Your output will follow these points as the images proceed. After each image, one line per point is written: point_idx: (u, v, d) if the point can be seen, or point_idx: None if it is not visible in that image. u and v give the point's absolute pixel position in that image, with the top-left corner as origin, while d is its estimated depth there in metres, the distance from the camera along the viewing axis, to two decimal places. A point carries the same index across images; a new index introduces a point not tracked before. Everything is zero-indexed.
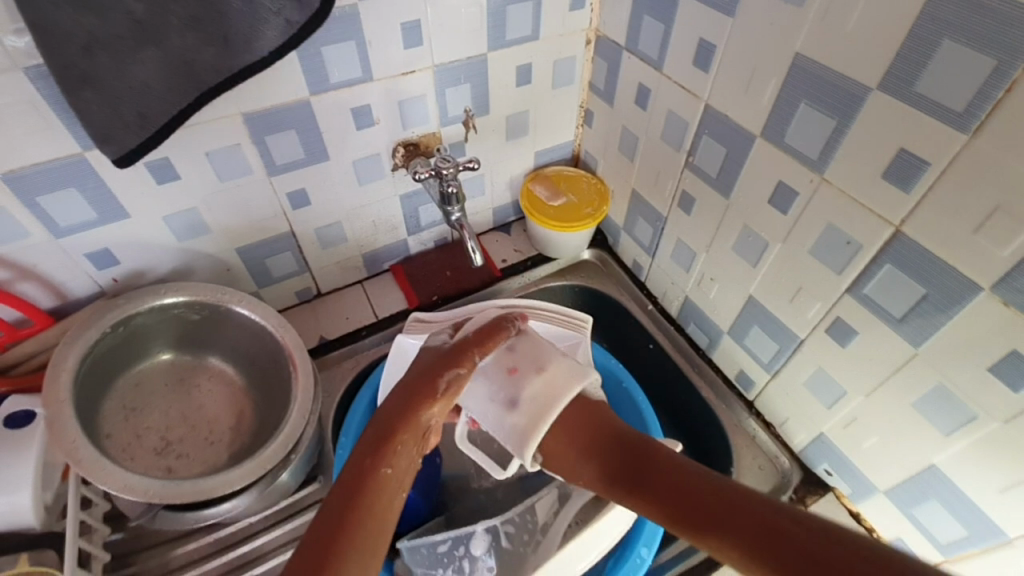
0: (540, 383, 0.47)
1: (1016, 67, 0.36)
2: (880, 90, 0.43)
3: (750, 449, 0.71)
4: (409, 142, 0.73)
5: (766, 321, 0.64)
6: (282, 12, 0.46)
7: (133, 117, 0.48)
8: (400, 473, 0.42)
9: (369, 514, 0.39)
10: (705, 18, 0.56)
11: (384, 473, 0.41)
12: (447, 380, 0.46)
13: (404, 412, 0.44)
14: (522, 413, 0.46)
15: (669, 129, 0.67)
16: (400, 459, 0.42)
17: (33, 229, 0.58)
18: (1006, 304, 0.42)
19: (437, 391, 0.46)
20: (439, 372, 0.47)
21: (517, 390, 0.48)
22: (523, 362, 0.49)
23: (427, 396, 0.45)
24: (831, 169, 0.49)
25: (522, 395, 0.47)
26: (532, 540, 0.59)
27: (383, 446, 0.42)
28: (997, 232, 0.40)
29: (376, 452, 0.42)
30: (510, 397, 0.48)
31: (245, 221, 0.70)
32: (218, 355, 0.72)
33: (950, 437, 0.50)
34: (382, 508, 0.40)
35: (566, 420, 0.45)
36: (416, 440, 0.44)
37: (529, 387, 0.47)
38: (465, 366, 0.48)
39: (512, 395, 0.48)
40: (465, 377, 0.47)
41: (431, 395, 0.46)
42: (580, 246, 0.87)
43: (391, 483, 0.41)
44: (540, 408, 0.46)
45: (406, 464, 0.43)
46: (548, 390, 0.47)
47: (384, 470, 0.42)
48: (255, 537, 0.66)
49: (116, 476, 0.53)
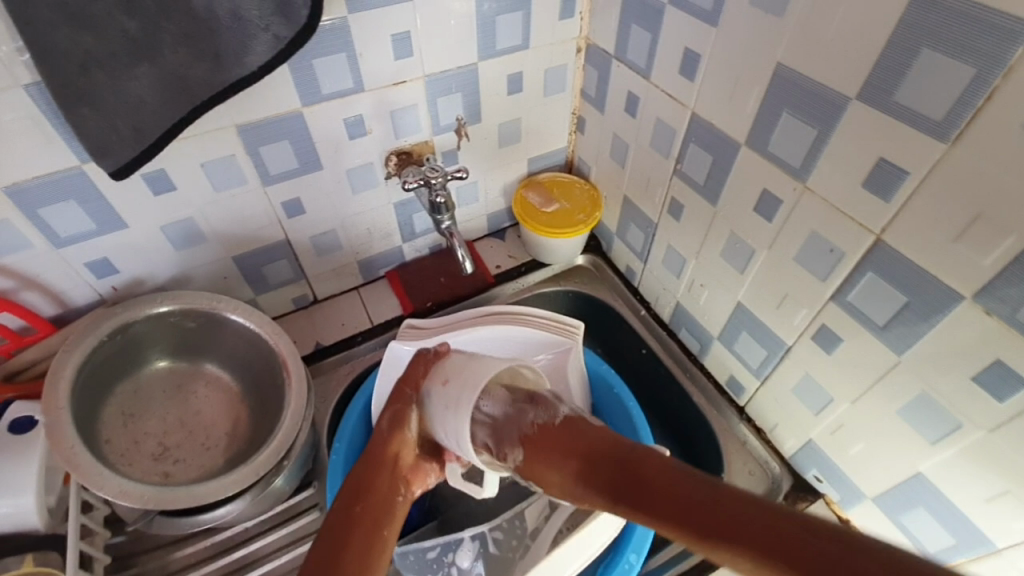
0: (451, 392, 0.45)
1: (994, 77, 0.36)
2: (859, 99, 0.44)
3: (741, 454, 0.71)
4: (402, 150, 0.74)
5: (755, 328, 0.64)
6: (270, 27, 0.47)
7: (129, 131, 0.49)
8: (376, 511, 0.38)
9: (351, 549, 0.35)
10: (691, 28, 0.56)
11: (354, 512, 0.38)
12: (388, 417, 0.46)
13: (367, 460, 0.43)
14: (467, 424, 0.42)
15: (657, 137, 0.67)
16: (372, 498, 0.39)
17: (34, 240, 0.59)
18: (989, 313, 0.41)
19: (382, 430, 0.45)
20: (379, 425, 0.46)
21: (451, 397, 0.45)
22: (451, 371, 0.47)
23: (376, 439, 0.45)
24: (813, 178, 0.50)
25: (449, 397, 0.45)
26: (521, 545, 0.60)
27: (349, 496, 0.39)
28: (977, 241, 0.40)
29: (343, 502, 0.39)
30: (445, 406, 0.44)
31: (240, 230, 0.71)
32: (215, 361, 0.73)
33: (935, 445, 0.50)
34: (367, 543, 0.36)
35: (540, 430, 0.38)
36: (388, 478, 0.41)
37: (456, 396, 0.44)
38: (401, 400, 0.47)
39: (445, 404, 0.45)
40: (408, 408, 0.46)
41: (381, 439, 0.45)
42: (573, 252, 0.88)
43: (367, 519, 0.38)
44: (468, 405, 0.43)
45: (380, 501, 0.39)
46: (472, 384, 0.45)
47: (354, 510, 0.38)
48: (252, 541, 0.67)
49: (113, 482, 0.54)
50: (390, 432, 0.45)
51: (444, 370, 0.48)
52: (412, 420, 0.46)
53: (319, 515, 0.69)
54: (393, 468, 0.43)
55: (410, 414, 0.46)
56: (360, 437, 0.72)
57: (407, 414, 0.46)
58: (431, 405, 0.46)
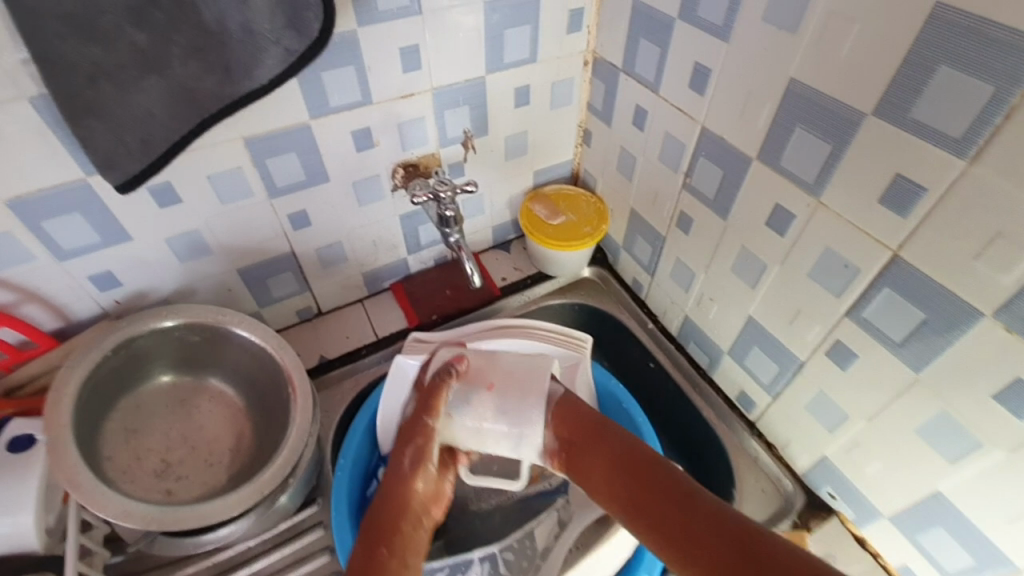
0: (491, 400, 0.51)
1: (1013, 95, 0.35)
2: (875, 115, 0.43)
3: (752, 470, 0.70)
4: (409, 163, 0.73)
5: (766, 342, 0.64)
6: (280, 40, 0.47)
7: (136, 144, 0.49)
8: (402, 551, 0.41)
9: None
10: (701, 43, 0.56)
11: (381, 554, 0.40)
12: (411, 454, 0.47)
13: (387, 501, 0.45)
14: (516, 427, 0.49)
15: (665, 151, 0.67)
16: (397, 541, 0.42)
17: (36, 252, 0.58)
18: (1009, 331, 0.41)
19: (403, 469, 0.47)
20: (399, 459, 0.47)
21: (504, 404, 0.51)
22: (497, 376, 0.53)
23: (398, 476, 0.46)
24: (827, 193, 0.49)
25: (508, 399, 0.51)
26: (532, 565, 0.59)
27: (376, 535, 0.42)
28: (998, 258, 0.40)
29: (369, 540, 0.42)
30: (493, 411, 0.50)
31: (245, 243, 0.70)
32: (219, 376, 0.72)
33: (955, 464, 0.49)
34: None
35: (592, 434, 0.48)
36: (410, 517, 0.44)
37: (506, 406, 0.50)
38: (423, 434, 0.48)
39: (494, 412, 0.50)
40: (431, 443, 0.48)
41: (403, 476, 0.46)
42: (580, 265, 0.87)
43: (393, 563, 0.40)
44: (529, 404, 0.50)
45: (405, 540, 0.42)
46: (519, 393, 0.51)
47: (381, 550, 0.41)
48: (255, 560, 0.65)
49: (116, 502, 0.53)
50: (412, 470, 0.46)
51: (486, 376, 0.53)
52: (432, 455, 0.48)
53: (324, 533, 0.67)
54: (415, 508, 0.45)
55: (432, 449, 0.48)
56: (366, 452, 0.71)
57: (429, 450, 0.48)
58: (462, 423, 0.50)
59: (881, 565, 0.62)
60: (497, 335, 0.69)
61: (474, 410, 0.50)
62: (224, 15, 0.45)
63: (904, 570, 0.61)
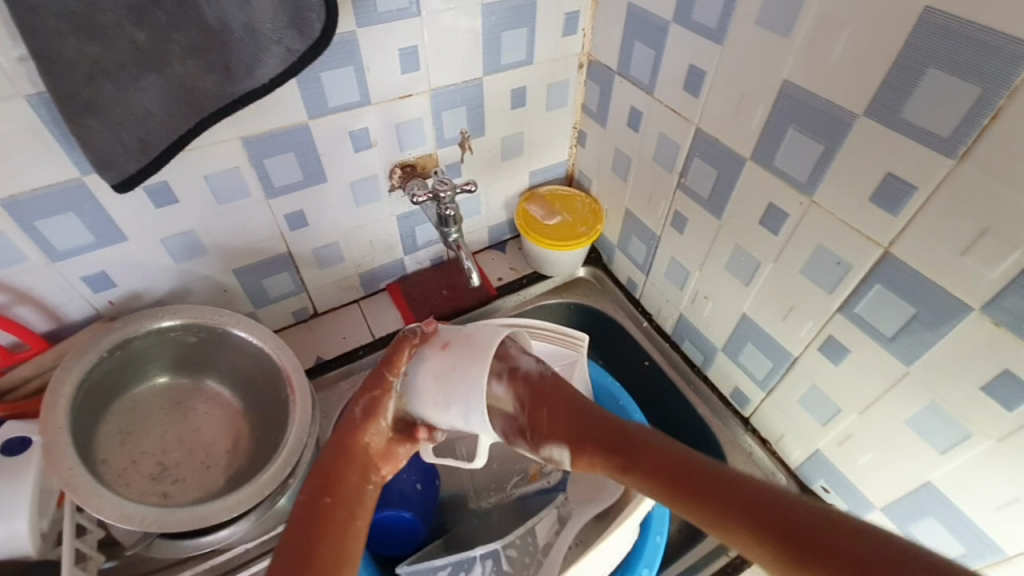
0: (442, 358, 0.50)
1: (1000, 96, 0.37)
2: (866, 116, 0.45)
3: (747, 466, 0.71)
4: (406, 163, 0.74)
5: (760, 338, 0.65)
6: (283, 39, 0.47)
7: (135, 143, 0.49)
8: (345, 501, 0.44)
9: (324, 539, 0.41)
10: (696, 45, 0.57)
11: (326, 502, 0.43)
12: (365, 404, 0.49)
13: (337, 449, 0.47)
14: (459, 395, 0.48)
15: (660, 151, 0.68)
16: (343, 489, 0.45)
17: (30, 253, 0.58)
18: (995, 324, 0.42)
19: (355, 418, 0.49)
20: (354, 410, 0.49)
21: (454, 360, 0.49)
22: (452, 335, 0.52)
23: (352, 424, 0.48)
24: (820, 192, 0.51)
25: (456, 359, 0.49)
26: (534, 561, 0.59)
27: (320, 483, 0.44)
28: (985, 254, 0.41)
29: (315, 488, 0.44)
30: (442, 371, 0.49)
31: (242, 243, 0.70)
32: (216, 377, 0.72)
33: (945, 455, 0.50)
34: (338, 534, 0.42)
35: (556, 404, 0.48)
36: (356, 470, 0.46)
37: (462, 360, 0.49)
38: (380, 388, 0.50)
39: (439, 371, 0.49)
40: (386, 399, 0.50)
41: (355, 426, 0.48)
42: (575, 264, 0.88)
43: (339, 511, 0.43)
44: (481, 364, 0.48)
45: (349, 492, 0.45)
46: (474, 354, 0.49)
47: (326, 499, 0.44)
48: (252, 563, 0.64)
49: (114, 505, 0.52)
50: (364, 420, 0.48)
51: (445, 335, 0.52)
52: (386, 409, 0.49)
53: None
54: (362, 459, 0.47)
55: (387, 403, 0.49)
56: None
57: (384, 403, 0.49)
58: (414, 389, 0.50)
59: None
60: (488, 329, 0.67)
61: (430, 368, 0.50)
62: (227, 14, 0.45)
63: None
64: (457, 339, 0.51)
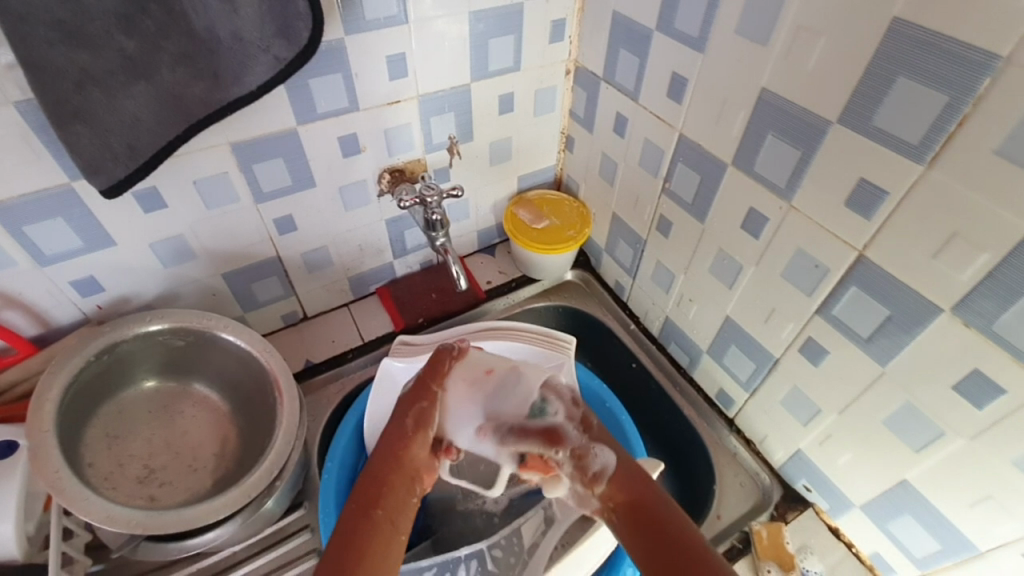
0: (483, 382, 0.53)
1: (965, 104, 0.38)
2: (839, 123, 0.46)
3: (731, 466, 0.73)
4: (395, 168, 0.74)
5: (743, 340, 0.66)
6: (271, 47, 0.48)
7: (123, 149, 0.49)
8: (394, 511, 0.42)
9: (368, 554, 0.38)
10: (678, 54, 0.59)
11: (375, 515, 0.40)
12: (415, 415, 0.48)
13: (384, 455, 0.45)
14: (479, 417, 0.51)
15: (646, 157, 0.69)
16: (392, 500, 0.42)
17: (17, 258, 0.58)
18: (966, 325, 0.43)
19: (406, 428, 0.47)
20: (403, 416, 0.48)
21: (488, 387, 0.52)
22: (496, 363, 0.55)
23: (400, 435, 0.46)
24: (798, 197, 0.52)
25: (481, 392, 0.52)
26: (519, 562, 0.59)
27: (372, 491, 0.42)
28: (954, 257, 0.42)
29: (363, 497, 0.42)
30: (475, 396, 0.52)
31: (230, 247, 0.70)
32: (204, 381, 0.72)
33: (920, 453, 0.51)
34: (384, 546, 0.39)
35: (614, 482, 0.45)
36: (406, 480, 0.44)
37: (501, 386, 0.52)
38: (428, 399, 0.50)
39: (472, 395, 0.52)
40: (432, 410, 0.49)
41: (404, 435, 0.46)
42: (563, 268, 0.89)
43: (387, 524, 0.41)
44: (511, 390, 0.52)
45: (398, 502, 0.42)
46: (507, 386, 0.52)
47: (376, 511, 0.41)
48: (241, 565, 0.64)
49: (100, 507, 0.52)
50: (413, 431, 0.47)
51: (486, 361, 0.55)
52: (433, 422, 0.49)
53: (312, 537, 0.67)
54: (411, 469, 0.44)
55: (434, 416, 0.49)
56: (354, 454, 0.71)
57: (430, 416, 0.49)
58: (452, 403, 0.51)
59: (855, 554, 0.65)
60: (486, 334, 0.70)
61: (472, 383, 0.53)
62: (214, 23, 0.45)
63: (876, 557, 0.63)
64: (499, 365, 0.55)
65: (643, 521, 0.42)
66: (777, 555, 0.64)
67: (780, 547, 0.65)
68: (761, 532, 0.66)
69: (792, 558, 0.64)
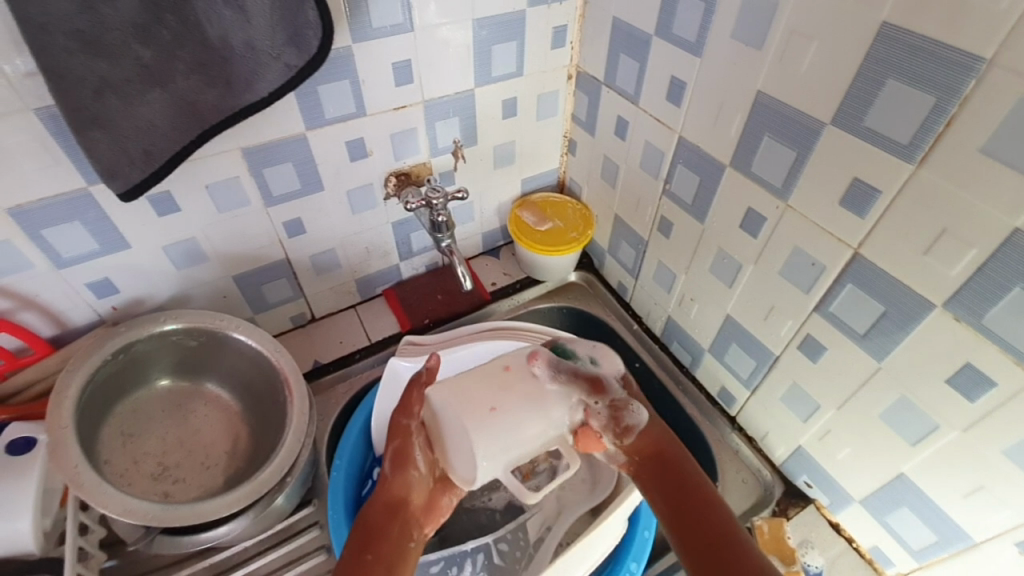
0: (512, 382, 0.53)
1: (952, 105, 0.39)
2: (832, 125, 0.47)
3: (733, 462, 0.74)
4: (401, 172, 0.76)
5: (743, 338, 0.67)
6: (281, 56, 0.49)
7: (139, 154, 0.51)
8: (387, 558, 0.44)
9: None
10: (676, 57, 0.60)
11: (366, 560, 0.43)
12: (393, 457, 0.50)
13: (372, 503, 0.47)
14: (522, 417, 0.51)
15: (646, 158, 0.71)
16: (382, 547, 0.44)
17: (36, 260, 0.60)
18: (957, 319, 0.45)
19: (387, 473, 0.49)
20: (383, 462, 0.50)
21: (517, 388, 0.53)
22: (512, 359, 0.55)
23: (382, 481, 0.49)
24: (794, 196, 0.53)
25: (525, 390, 0.53)
26: (525, 555, 0.61)
27: (360, 543, 0.44)
28: (944, 252, 0.43)
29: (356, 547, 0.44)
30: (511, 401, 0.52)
31: (242, 250, 0.72)
32: (216, 380, 0.74)
33: (916, 447, 0.52)
34: None
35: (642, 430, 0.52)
36: (399, 524, 0.46)
37: (523, 386, 0.53)
38: (403, 436, 0.51)
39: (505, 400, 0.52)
40: (409, 446, 0.50)
41: (388, 481, 0.48)
42: (566, 269, 0.91)
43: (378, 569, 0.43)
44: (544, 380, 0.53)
45: (390, 548, 0.44)
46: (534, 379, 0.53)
47: (366, 556, 0.43)
48: (250, 561, 0.66)
49: (118, 500, 0.54)
50: (395, 473, 0.49)
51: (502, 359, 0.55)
52: (416, 459, 0.50)
53: (321, 533, 0.68)
54: (404, 513, 0.47)
55: (414, 452, 0.50)
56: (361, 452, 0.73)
57: (412, 453, 0.50)
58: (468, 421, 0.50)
59: (855, 548, 0.66)
60: (495, 334, 0.71)
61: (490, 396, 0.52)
62: (228, 31, 0.47)
63: (875, 551, 0.64)
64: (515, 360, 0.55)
65: (660, 457, 0.51)
66: (779, 549, 0.66)
67: (781, 541, 0.66)
68: (763, 527, 0.68)
69: (793, 552, 0.65)
